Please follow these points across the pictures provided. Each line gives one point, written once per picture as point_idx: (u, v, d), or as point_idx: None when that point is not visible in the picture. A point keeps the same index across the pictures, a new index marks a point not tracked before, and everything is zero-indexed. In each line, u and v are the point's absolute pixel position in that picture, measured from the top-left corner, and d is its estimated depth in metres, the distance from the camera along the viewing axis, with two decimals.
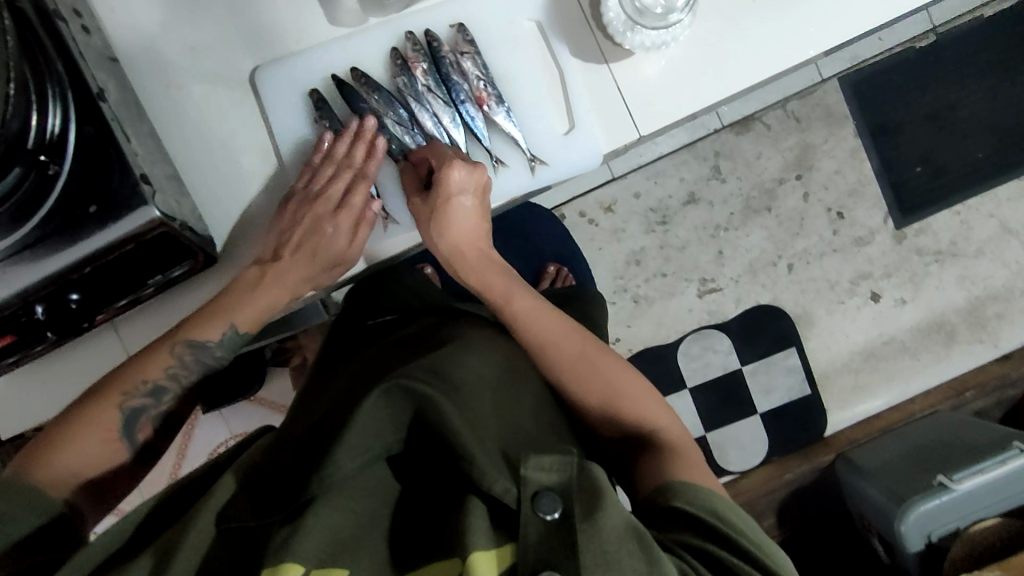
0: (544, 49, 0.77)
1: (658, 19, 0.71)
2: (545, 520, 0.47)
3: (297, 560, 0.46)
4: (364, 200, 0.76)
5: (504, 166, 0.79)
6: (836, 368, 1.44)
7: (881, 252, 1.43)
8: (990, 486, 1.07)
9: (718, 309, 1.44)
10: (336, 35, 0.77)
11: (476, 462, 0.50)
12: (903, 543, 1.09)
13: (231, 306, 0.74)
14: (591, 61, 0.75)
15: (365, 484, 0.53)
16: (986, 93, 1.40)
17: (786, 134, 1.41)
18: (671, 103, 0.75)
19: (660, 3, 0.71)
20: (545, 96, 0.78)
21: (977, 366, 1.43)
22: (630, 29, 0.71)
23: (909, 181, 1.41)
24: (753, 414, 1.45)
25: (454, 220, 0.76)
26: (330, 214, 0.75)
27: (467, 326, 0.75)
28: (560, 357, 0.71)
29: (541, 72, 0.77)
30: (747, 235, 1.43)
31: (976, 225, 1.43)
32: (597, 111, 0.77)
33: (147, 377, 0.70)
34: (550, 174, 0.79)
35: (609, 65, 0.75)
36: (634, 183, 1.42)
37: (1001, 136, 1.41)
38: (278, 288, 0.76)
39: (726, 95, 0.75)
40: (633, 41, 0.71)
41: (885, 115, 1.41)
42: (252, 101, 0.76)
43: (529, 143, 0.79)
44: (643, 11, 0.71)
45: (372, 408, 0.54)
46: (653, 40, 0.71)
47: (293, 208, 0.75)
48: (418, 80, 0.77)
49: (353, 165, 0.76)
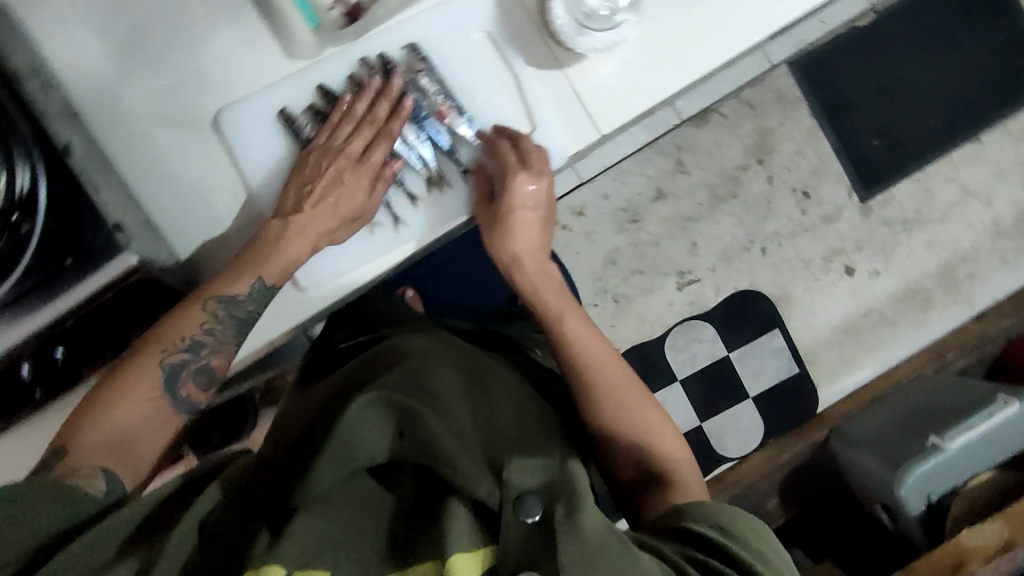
0: (499, 61, 0.79)
1: (605, 22, 0.74)
2: (527, 523, 0.48)
3: (278, 562, 0.45)
4: (384, 156, 0.77)
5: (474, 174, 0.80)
6: (820, 344, 1.48)
7: (849, 227, 1.46)
8: (979, 440, 1.09)
9: (699, 299, 1.46)
10: (294, 68, 0.78)
11: (460, 468, 0.52)
12: (905, 507, 1.11)
13: (254, 270, 0.73)
14: (546, 68, 0.77)
15: (347, 494, 0.54)
16: (929, 64, 1.45)
17: (744, 123, 1.45)
18: (632, 99, 0.77)
19: (605, 5, 0.74)
20: (504, 103, 0.79)
21: (954, 328, 1.47)
22: (580, 32, 0.74)
23: (867, 156, 1.45)
24: (746, 398, 1.48)
25: (509, 198, 0.77)
26: (351, 166, 0.76)
27: (426, 340, 0.77)
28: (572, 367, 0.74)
29: (498, 82, 0.79)
30: (717, 224, 1.46)
31: (938, 191, 1.47)
32: (557, 114, 0.78)
33: (185, 333, 0.70)
34: None
35: (564, 70, 0.77)
36: (603, 185, 1.45)
37: (948, 103, 1.46)
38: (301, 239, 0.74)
39: (683, 87, 0.77)
40: (585, 45, 0.74)
41: (835, 94, 1.45)
42: (218, 144, 0.77)
43: None
44: (591, 15, 0.74)
45: (354, 418, 0.55)
46: (605, 41, 0.74)
47: (316, 160, 0.76)
48: None
49: (375, 123, 0.77)
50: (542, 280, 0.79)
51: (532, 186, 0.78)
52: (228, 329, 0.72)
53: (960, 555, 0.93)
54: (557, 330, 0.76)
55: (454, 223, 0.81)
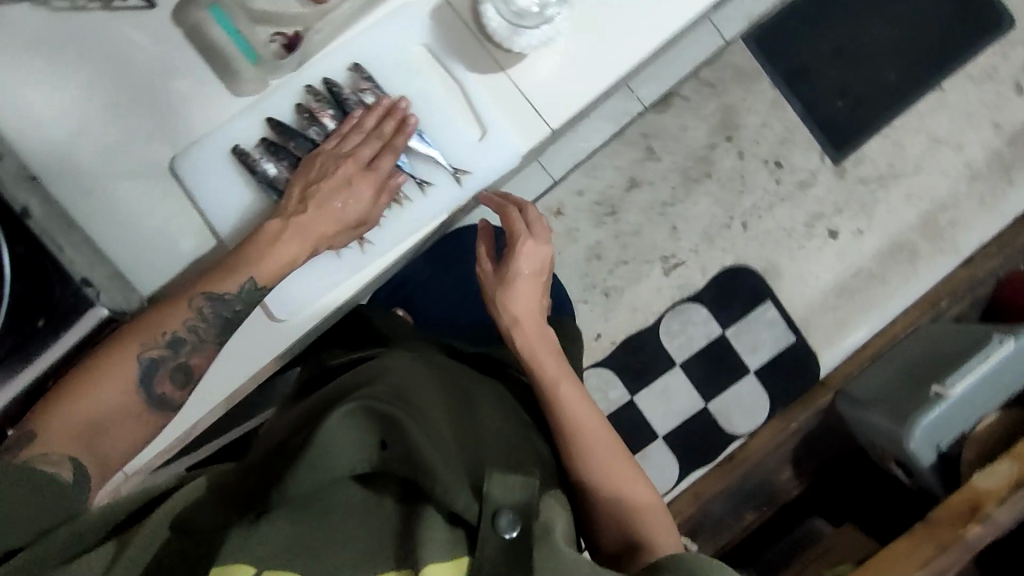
0: (441, 71, 0.80)
1: (537, 17, 0.75)
2: (503, 537, 0.54)
3: (247, 560, 0.52)
4: (390, 168, 0.78)
5: (431, 185, 0.81)
6: (814, 310, 1.47)
7: (826, 190, 1.47)
8: (981, 382, 1.08)
9: (687, 282, 1.47)
10: (240, 104, 0.79)
11: (440, 479, 0.55)
12: (916, 459, 1.10)
13: (247, 269, 0.73)
14: (488, 71, 0.78)
15: (330, 498, 0.57)
16: (881, 20, 1.46)
17: (706, 102, 1.46)
18: (573, 92, 0.78)
19: (534, 3, 0.75)
20: (452, 112, 0.80)
21: (944, 277, 1.47)
22: (514, 33, 0.75)
23: (834, 117, 1.46)
24: (748, 374, 1.47)
25: (517, 268, 0.86)
26: (359, 172, 0.77)
27: (407, 354, 0.81)
28: (570, 417, 0.80)
29: (444, 92, 0.80)
30: (694, 205, 1.46)
31: (909, 143, 1.47)
32: (506, 114, 0.79)
33: (164, 328, 0.69)
34: (475, 181, 0.81)
35: (506, 72, 0.78)
36: (576, 182, 1.46)
37: (906, 55, 1.46)
38: (296, 240, 0.75)
39: (621, 73, 0.78)
40: (520, 45, 0.75)
41: (793, 61, 1.46)
42: (176, 187, 0.78)
43: (448, 157, 0.81)
44: (522, 14, 0.75)
45: (336, 429, 0.55)
46: (539, 37, 0.74)
47: (321, 165, 0.77)
48: (328, 127, 0.80)
49: (382, 137, 0.78)
50: (538, 345, 0.85)
51: (541, 262, 0.87)
52: (211, 329, 0.72)
53: (976, 501, 0.92)
54: (548, 387, 0.82)
55: (417, 235, 0.82)
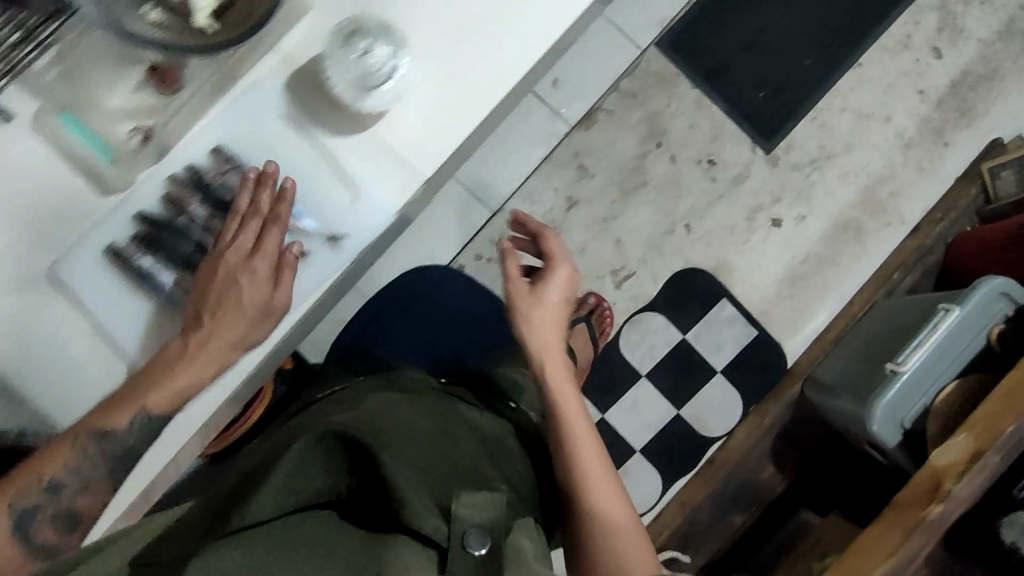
0: (304, 139, 0.79)
1: (383, 76, 0.74)
2: (473, 554, 0.55)
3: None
4: (276, 245, 0.77)
5: (311, 255, 0.80)
6: (770, 301, 1.47)
7: (762, 181, 1.47)
8: (936, 354, 1.06)
9: (640, 292, 1.46)
10: (109, 204, 0.77)
11: (410, 502, 0.59)
12: (883, 441, 1.07)
13: (137, 403, 0.73)
14: (350, 133, 0.78)
15: (300, 526, 0.59)
16: (789, 6, 1.47)
17: (631, 112, 1.46)
18: (446, 134, 0.77)
19: (376, 59, 0.73)
20: (321, 179, 0.79)
21: (895, 249, 1.46)
22: (364, 95, 0.74)
23: (758, 109, 1.47)
24: (715, 375, 1.46)
25: (550, 291, 0.92)
26: (244, 261, 0.76)
27: (380, 389, 0.83)
28: (576, 430, 0.84)
29: (308, 160, 0.79)
30: (635, 215, 1.46)
31: (836, 122, 1.48)
32: (374, 172, 0.78)
33: (44, 473, 0.71)
34: (354, 244, 0.80)
35: (369, 129, 0.77)
36: (514, 210, 1.45)
37: (819, 37, 1.47)
38: (203, 360, 0.74)
39: (497, 100, 0.77)
40: (372, 103, 0.74)
41: (709, 60, 1.47)
42: (57, 296, 0.76)
43: (323, 225, 0.80)
44: (368, 74, 0.74)
45: (302, 455, 0.61)
46: (388, 95, 0.74)
47: (210, 262, 0.77)
48: (199, 213, 0.79)
49: (262, 214, 0.77)
50: (555, 362, 0.89)
51: (571, 290, 0.94)
52: (98, 467, 0.73)
53: (937, 477, 0.88)
54: (563, 398, 0.86)
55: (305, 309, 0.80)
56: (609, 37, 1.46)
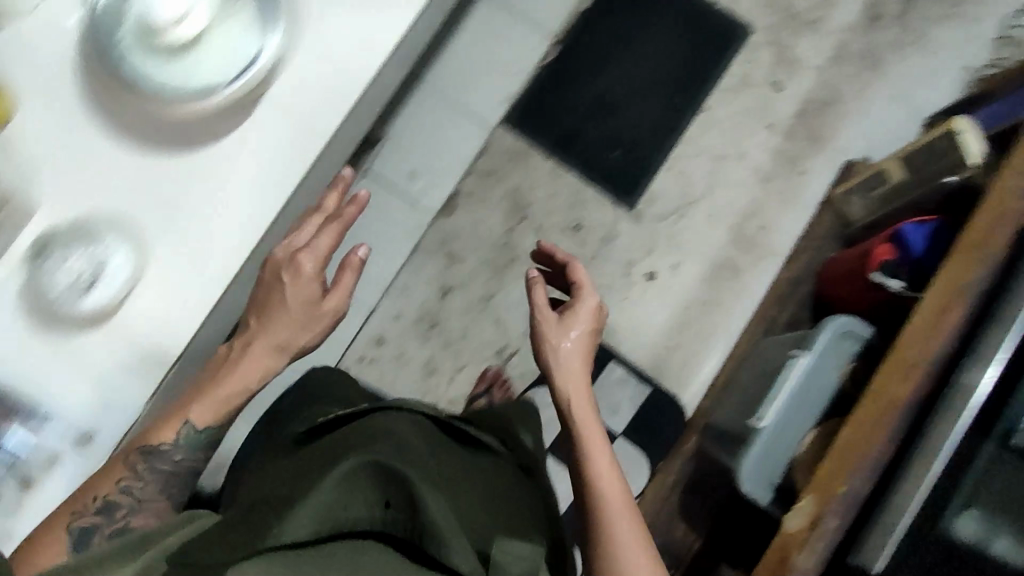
0: (40, 343, 0.79)
1: (96, 280, 0.79)
2: None
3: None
4: (330, 242, 0.93)
5: (62, 458, 0.80)
6: (659, 354, 1.46)
7: (630, 237, 1.48)
8: (790, 405, 1.05)
9: (528, 367, 1.45)
10: None
11: (450, 543, 0.65)
12: (758, 501, 1.06)
13: (183, 416, 0.88)
14: (82, 332, 0.80)
15: (338, 547, 0.66)
16: (626, 65, 1.51)
17: (490, 191, 1.47)
18: (177, 317, 0.82)
19: (85, 267, 0.79)
20: (60, 381, 0.79)
21: (771, 283, 1.47)
22: (83, 298, 0.79)
23: (614, 168, 1.48)
24: (617, 439, 1.42)
25: (577, 317, 1.10)
26: (319, 259, 0.92)
27: (389, 408, 0.85)
28: (592, 449, 1.00)
29: (45, 365, 0.79)
30: (511, 291, 1.46)
31: (694, 168, 1.50)
32: (116, 366, 0.80)
33: (98, 493, 0.81)
34: (105, 440, 0.80)
35: (98, 328, 0.80)
36: (389, 307, 1.45)
37: (661, 89, 1.51)
38: (251, 358, 0.93)
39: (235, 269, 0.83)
40: (90, 305, 0.79)
41: (558, 129, 1.49)
42: None
43: (69, 426, 0.79)
44: (81, 280, 0.79)
45: (337, 486, 0.67)
46: (107, 294, 0.80)
47: (275, 264, 0.92)
48: None
49: (335, 215, 0.94)
50: (578, 380, 1.07)
51: (598, 321, 1.12)
52: (150, 484, 0.85)
53: (785, 550, 0.88)
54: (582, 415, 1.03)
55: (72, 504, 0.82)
56: (457, 121, 1.47)
